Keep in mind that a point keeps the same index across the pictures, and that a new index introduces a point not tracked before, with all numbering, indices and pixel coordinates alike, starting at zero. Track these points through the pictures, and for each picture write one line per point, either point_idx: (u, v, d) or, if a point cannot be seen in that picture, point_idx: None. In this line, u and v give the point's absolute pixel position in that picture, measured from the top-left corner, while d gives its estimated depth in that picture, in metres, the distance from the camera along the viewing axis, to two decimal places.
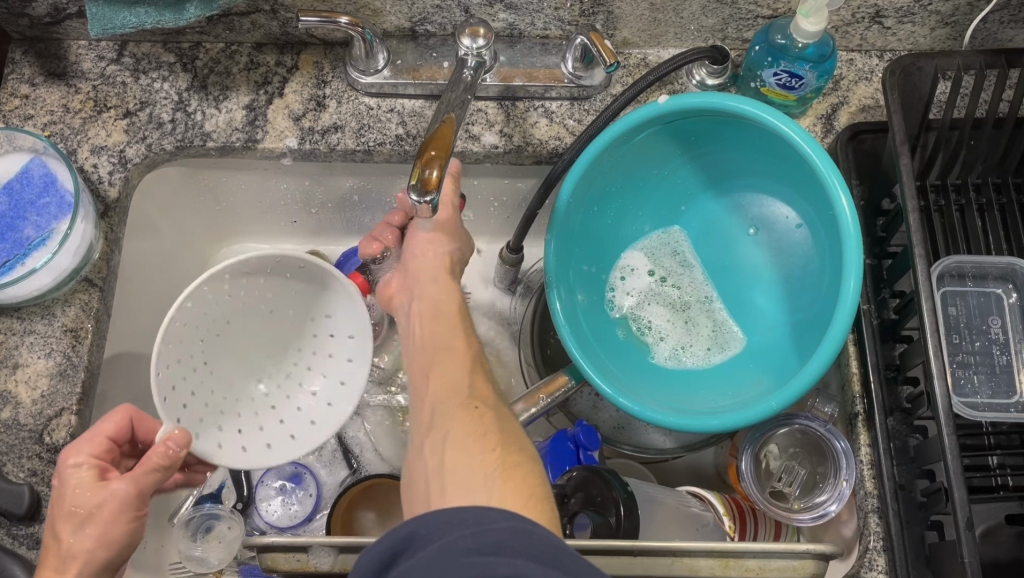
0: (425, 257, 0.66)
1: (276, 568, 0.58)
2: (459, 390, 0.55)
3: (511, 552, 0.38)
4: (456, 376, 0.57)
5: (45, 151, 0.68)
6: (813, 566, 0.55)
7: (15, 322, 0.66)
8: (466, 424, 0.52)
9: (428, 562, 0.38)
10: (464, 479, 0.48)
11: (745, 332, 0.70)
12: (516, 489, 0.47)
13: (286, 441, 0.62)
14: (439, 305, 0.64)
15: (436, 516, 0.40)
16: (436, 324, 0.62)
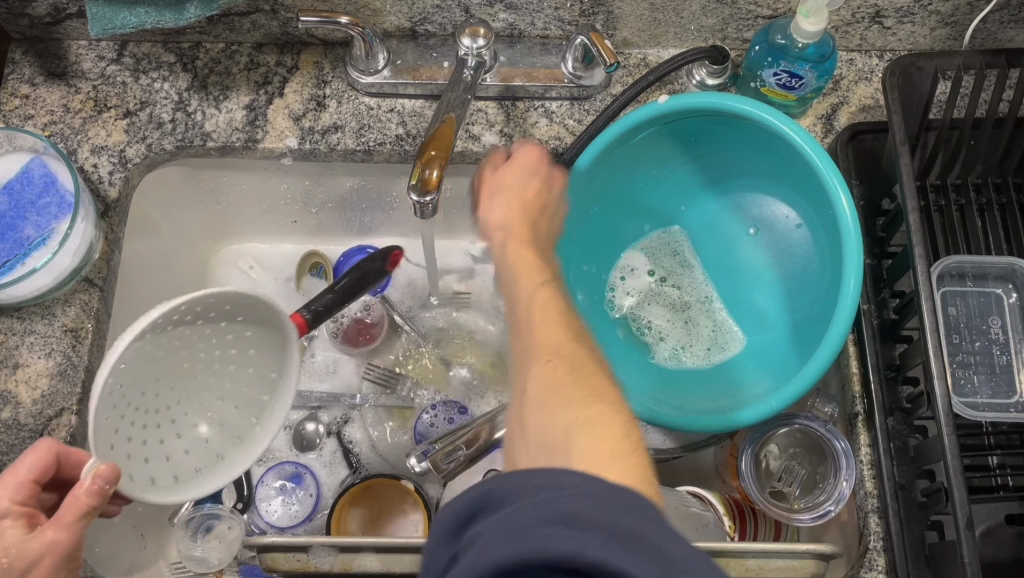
0: (490, 201, 0.60)
1: (276, 568, 0.58)
2: (554, 328, 0.50)
3: (584, 524, 0.33)
4: (552, 313, 0.51)
5: (45, 151, 0.68)
6: (812, 566, 0.55)
7: (16, 322, 0.66)
8: (545, 377, 0.46)
9: (494, 525, 0.34)
10: (545, 427, 0.44)
11: (745, 332, 0.70)
12: (606, 439, 0.42)
13: (168, 482, 0.53)
14: (512, 242, 0.58)
15: (514, 477, 0.36)
16: (509, 253, 0.57)
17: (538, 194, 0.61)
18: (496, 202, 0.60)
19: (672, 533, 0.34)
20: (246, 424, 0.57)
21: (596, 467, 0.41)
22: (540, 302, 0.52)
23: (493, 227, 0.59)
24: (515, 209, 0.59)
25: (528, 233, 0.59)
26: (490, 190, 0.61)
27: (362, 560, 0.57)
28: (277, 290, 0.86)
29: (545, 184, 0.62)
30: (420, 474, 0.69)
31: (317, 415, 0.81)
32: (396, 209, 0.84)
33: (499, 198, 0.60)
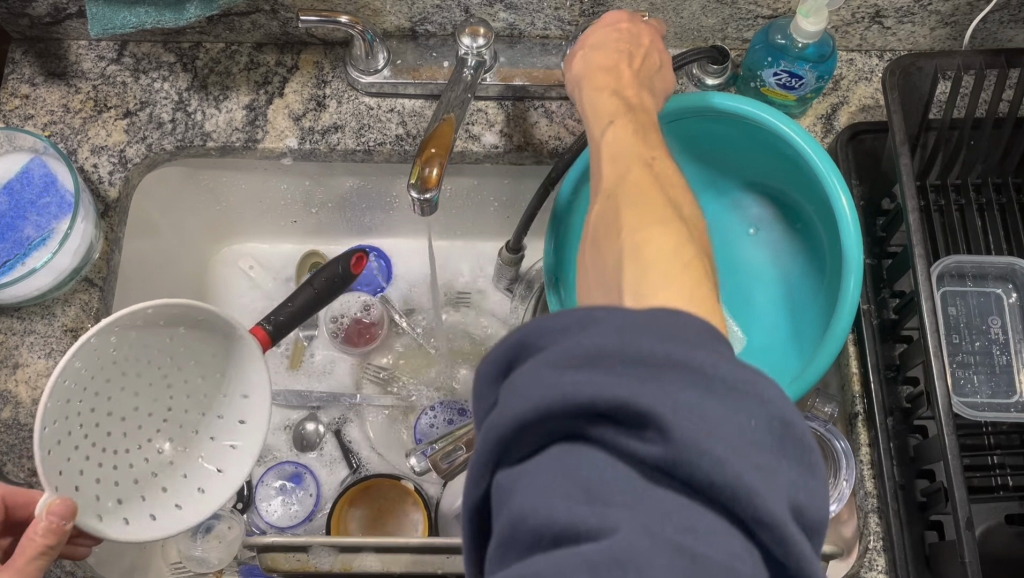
0: (583, 63, 0.58)
1: (275, 568, 0.58)
2: (627, 168, 0.47)
3: (616, 362, 0.30)
4: (626, 167, 0.46)
5: (45, 151, 0.68)
6: None
7: (15, 322, 0.66)
8: (604, 208, 0.45)
9: (526, 375, 0.31)
10: (602, 251, 0.43)
11: (746, 333, 0.69)
12: (656, 254, 0.40)
13: (116, 521, 0.53)
14: (606, 90, 0.55)
15: (549, 321, 0.33)
16: (596, 86, 0.55)
17: (624, 57, 0.57)
18: (595, 54, 0.58)
19: (714, 350, 0.31)
20: (189, 457, 0.59)
21: (661, 293, 0.38)
22: (653, 156, 0.48)
23: (584, 73, 0.57)
24: (613, 78, 0.56)
25: (631, 80, 0.55)
26: (586, 50, 0.59)
27: (362, 560, 0.58)
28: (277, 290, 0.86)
29: (635, 64, 0.57)
30: (420, 473, 0.70)
31: (317, 415, 0.81)
32: (396, 209, 0.84)
33: (598, 56, 0.57)
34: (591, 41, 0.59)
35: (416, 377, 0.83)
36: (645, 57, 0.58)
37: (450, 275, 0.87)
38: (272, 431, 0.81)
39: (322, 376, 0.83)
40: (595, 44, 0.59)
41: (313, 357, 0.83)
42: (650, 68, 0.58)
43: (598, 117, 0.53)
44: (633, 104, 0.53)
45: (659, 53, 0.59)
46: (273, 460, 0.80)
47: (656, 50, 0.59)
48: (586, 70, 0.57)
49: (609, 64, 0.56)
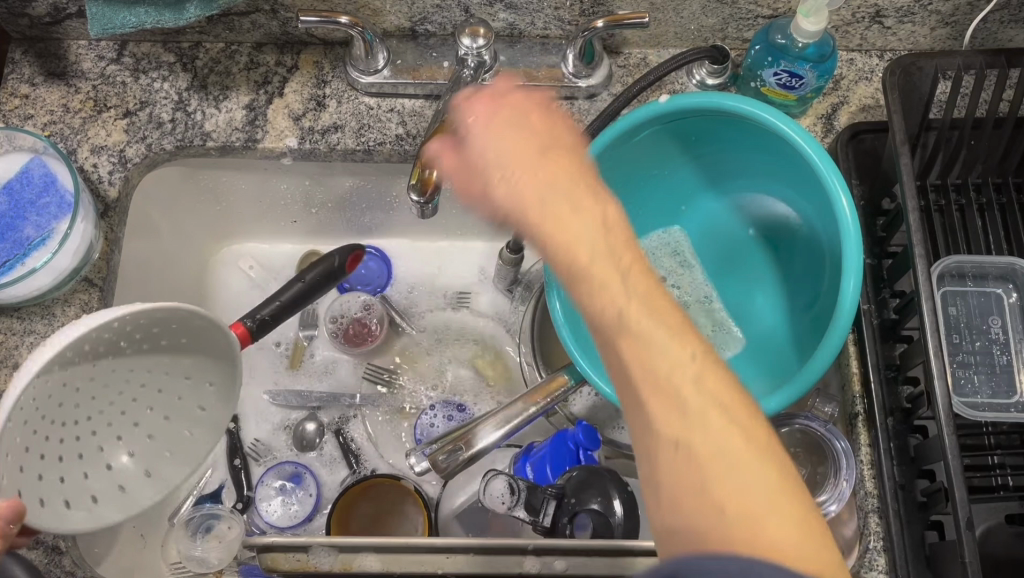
0: (488, 133, 0.47)
1: (276, 568, 0.58)
2: (653, 361, 0.40)
3: None
4: (658, 359, 0.40)
5: (45, 151, 0.68)
6: None
7: (15, 322, 0.66)
8: (671, 466, 0.39)
9: None
10: (683, 499, 0.39)
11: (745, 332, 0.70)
12: (770, 528, 0.37)
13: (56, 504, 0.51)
14: (533, 203, 0.44)
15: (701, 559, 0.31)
16: (533, 217, 0.44)
17: (540, 155, 0.46)
18: (504, 167, 0.46)
19: None
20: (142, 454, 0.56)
21: (782, 550, 0.36)
22: (619, 294, 0.41)
23: (516, 206, 0.45)
24: (541, 194, 0.44)
25: (568, 185, 0.44)
26: (487, 126, 0.47)
27: (363, 560, 0.57)
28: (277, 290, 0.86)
29: (545, 136, 0.47)
30: (420, 474, 0.68)
31: (317, 415, 0.81)
32: (396, 209, 0.84)
33: (527, 166, 0.45)
34: (488, 147, 0.47)
35: (416, 376, 0.83)
36: (555, 144, 0.47)
37: (451, 275, 0.87)
38: (273, 431, 0.81)
39: (322, 376, 0.83)
40: (469, 161, 0.48)
41: (313, 357, 0.83)
42: (571, 157, 0.46)
43: (562, 271, 0.43)
44: (580, 215, 0.43)
45: (558, 136, 0.47)
46: (273, 460, 0.80)
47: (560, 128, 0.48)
48: (501, 172, 0.46)
49: (552, 179, 0.44)
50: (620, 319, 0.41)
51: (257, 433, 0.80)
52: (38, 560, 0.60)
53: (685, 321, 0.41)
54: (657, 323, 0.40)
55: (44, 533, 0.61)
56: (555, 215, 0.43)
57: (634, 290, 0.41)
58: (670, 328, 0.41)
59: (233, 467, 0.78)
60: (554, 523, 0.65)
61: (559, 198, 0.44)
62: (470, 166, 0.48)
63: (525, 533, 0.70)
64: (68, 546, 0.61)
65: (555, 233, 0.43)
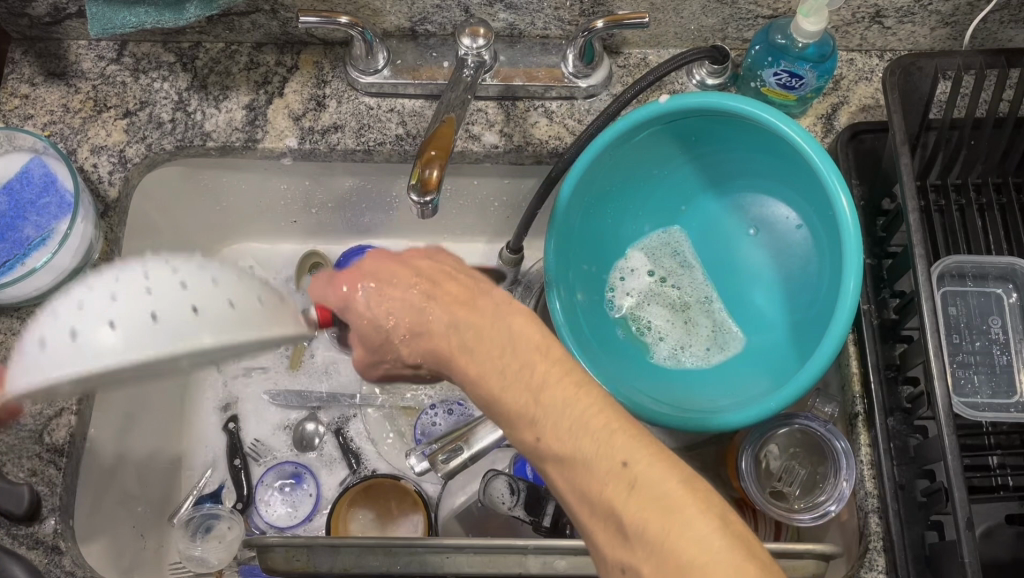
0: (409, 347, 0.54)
1: (275, 570, 0.58)
2: (588, 472, 0.44)
3: None
4: (592, 466, 0.44)
5: (45, 151, 0.68)
6: (813, 566, 0.55)
7: (15, 322, 0.66)
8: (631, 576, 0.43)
9: None
10: None
11: (745, 333, 0.70)
12: None
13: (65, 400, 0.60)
14: (480, 379, 0.49)
15: None
16: (467, 363, 0.50)
17: (424, 284, 0.54)
18: (449, 328, 0.51)
19: None
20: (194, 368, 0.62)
21: None
22: (543, 418, 0.46)
23: (446, 353, 0.52)
24: (478, 331, 0.50)
25: (478, 331, 0.50)
26: (371, 298, 0.55)
27: (362, 561, 0.57)
28: (277, 290, 0.85)
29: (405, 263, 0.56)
30: (419, 475, 0.68)
31: (317, 415, 0.81)
32: (396, 209, 0.84)
33: (449, 338, 0.51)
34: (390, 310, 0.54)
35: None
36: (445, 281, 0.54)
37: None
38: (272, 431, 0.81)
39: (321, 376, 0.83)
40: (358, 310, 0.55)
41: (313, 357, 0.83)
42: (467, 280, 0.54)
43: (503, 420, 0.49)
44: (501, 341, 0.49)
45: (408, 282, 0.55)
46: (273, 461, 0.80)
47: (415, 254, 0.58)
48: (417, 336, 0.53)
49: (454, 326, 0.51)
50: (540, 442, 0.47)
51: (257, 433, 0.80)
52: (38, 560, 0.60)
53: (615, 423, 0.45)
54: (575, 413, 0.46)
55: (44, 533, 0.61)
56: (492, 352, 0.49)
57: (561, 383, 0.47)
58: (589, 415, 0.45)
59: (233, 467, 0.78)
60: (554, 523, 0.68)
61: (492, 338, 0.50)
62: (420, 334, 0.53)
63: (525, 532, 0.69)
64: (68, 547, 0.61)
65: (505, 393, 0.48)
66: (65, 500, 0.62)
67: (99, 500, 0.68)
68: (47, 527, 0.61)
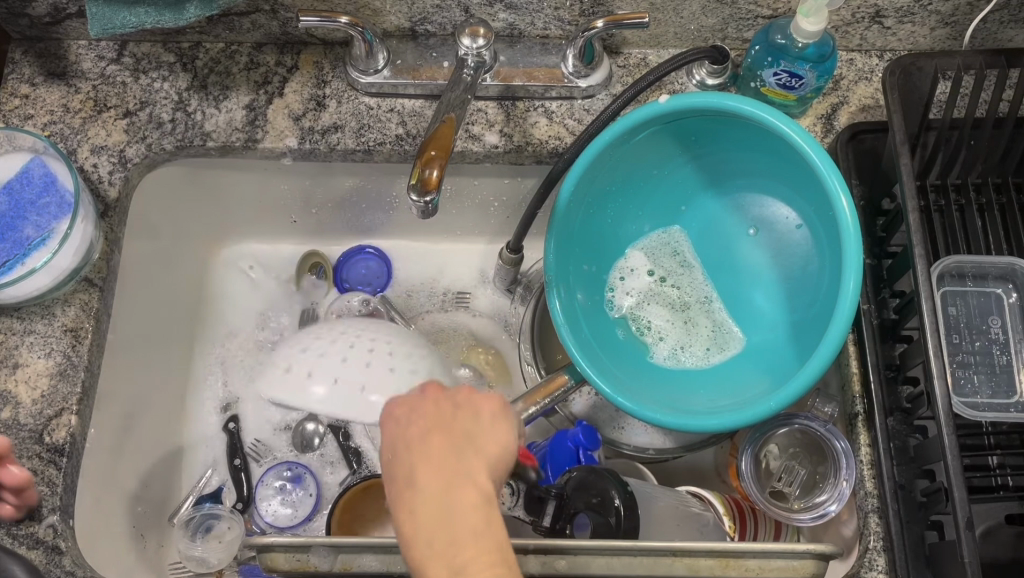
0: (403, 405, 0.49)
1: (275, 569, 0.55)
2: (442, 499, 0.44)
3: None
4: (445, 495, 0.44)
5: (45, 151, 0.68)
6: (813, 566, 0.53)
7: (16, 322, 0.66)
8: None
9: None
10: None
11: (745, 333, 0.70)
12: None
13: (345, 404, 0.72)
14: (416, 546, 0.43)
15: None
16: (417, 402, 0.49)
17: (442, 435, 0.47)
18: (419, 482, 0.45)
19: None
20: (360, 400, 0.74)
21: None
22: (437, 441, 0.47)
23: (403, 468, 0.46)
24: (455, 498, 0.44)
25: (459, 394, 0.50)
26: (400, 428, 0.48)
27: (364, 561, 0.55)
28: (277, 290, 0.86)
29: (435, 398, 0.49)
30: None
31: (317, 415, 0.81)
32: (396, 208, 0.84)
33: (418, 478, 0.45)
34: (396, 438, 0.48)
35: None
36: (460, 440, 0.47)
37: (451, 276, 0.88)
38: (272, 431, 0.81)
39: None
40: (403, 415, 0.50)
41: None
42: (483, 449, 0.47)
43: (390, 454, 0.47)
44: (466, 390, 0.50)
45: (441, 473, 0.45)
46: (273, 460, 0.80)
47: (457, 397, 0.50)
48: (391, 459, 0.47)
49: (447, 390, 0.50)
50: None
51: (258, 433, 0.80)
52: (38, 560, 0.60)
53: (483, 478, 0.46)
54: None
55: (44, 533, 0.61)
56: (450, 531, 0.43)
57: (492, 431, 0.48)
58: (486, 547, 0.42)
59: (233, 467, 0.78)
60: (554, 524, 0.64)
61: (456, 522, 0.43)
62: (393, 465, 0.47)
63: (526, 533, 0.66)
64: (68, 546, 0.61)
65: (400, 445, 0.47)
66: (65, 500, 0.62)
67: (99, 500, 0.68)
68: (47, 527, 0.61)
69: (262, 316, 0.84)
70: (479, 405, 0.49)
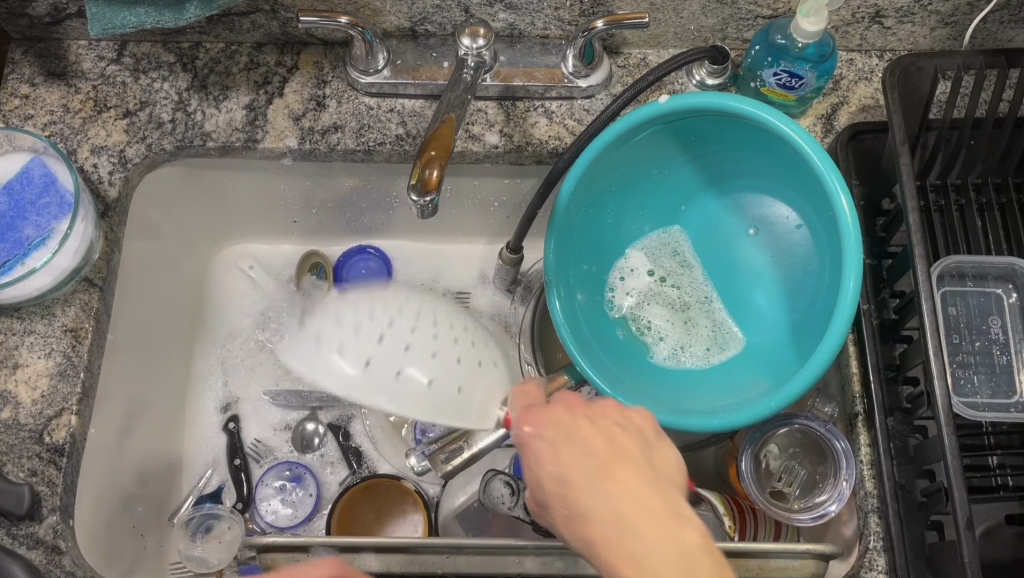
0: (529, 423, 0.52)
1: (277, 569, 0.55)
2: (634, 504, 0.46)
3: None
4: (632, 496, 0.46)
5: (45, 151, 0.68)
6: (813, 566, 0.54)
7: (15, 322, 0.66)
8: None
9: None
10: None
11: (745, 332, 0.70)
12: None
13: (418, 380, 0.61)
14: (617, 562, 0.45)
15: None
16: (559, 420, 0.51)
17: (606, 447, 0.49)
18: (599, 502, 0.47)
19: None
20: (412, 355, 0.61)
21: None
22: (603, 450, 0.49)
23: (575, 483, 0.48)
24: (631, 500, 0.46)
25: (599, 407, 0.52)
26: (552, 451, 0.49)
27: (363, 560, 0.55)
28: (277, 290, 0.86)
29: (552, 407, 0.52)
30: (419, 474, 0.69)
31: (317, 415, 0.81)
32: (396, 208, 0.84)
33: (593, 492, 0.47)
34: (553, 456, 0.49)
35: None
36: (622, 446, 0.49)
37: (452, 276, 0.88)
38: (273, 431, 0.81)
39: None
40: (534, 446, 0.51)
41: None
42: (643, 447, 0.50)
43: (560, 482, 0.49)
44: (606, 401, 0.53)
45: (639, 473, 0.48)
46: (273, 461, 0.80)
47: (606, 412, 0.51)
48: (560, 484, 0.49)
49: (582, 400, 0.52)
50: None
51: (258, 433, 0.80)
52: (38, 560, 0.60)
53: (654, 470, 0.48)
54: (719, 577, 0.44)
55: (44, 533, 0.61)
56: (647, 530, 0.45)
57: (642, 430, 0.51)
58: (685, 535, 0.45)
59: (233, 467, 0.78)
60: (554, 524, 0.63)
61: (653, 519, 0.46)
62: (566, 488, 0.48)
63: (526, 532, 0.68)
64: (68, 547, 0.61)
65: (567, 464, 0.49)
66: (65, 500, 0.62)
67: (99, 500, 0.68)
68: (47, 527, 0.61)
69: (262, 317, 0.85)
70: (629, 419, 0.52)
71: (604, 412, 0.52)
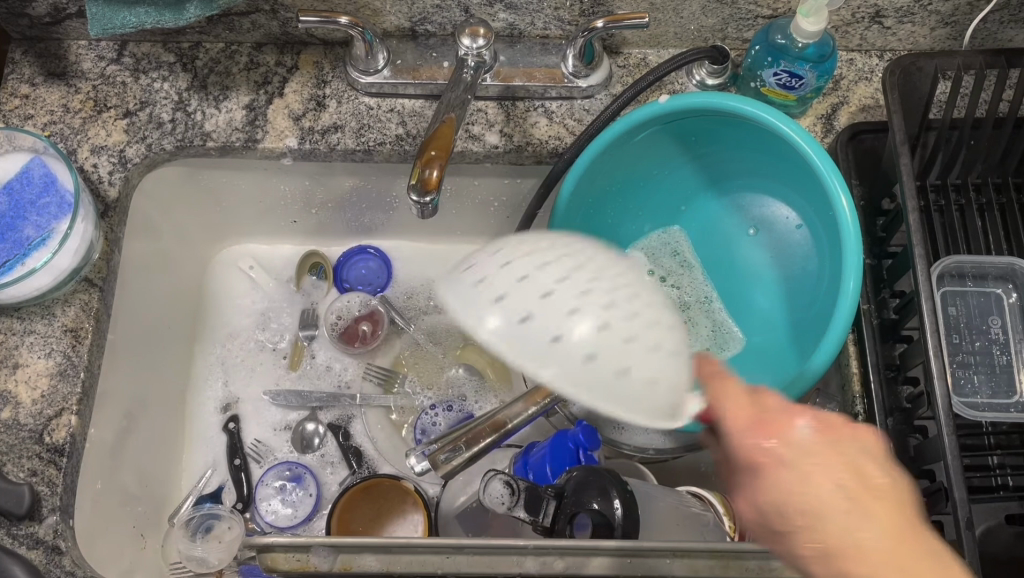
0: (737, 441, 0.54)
1: (275, 570, 0.54)
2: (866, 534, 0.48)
3: None
4: (857, 520, 0.49)
5: (45, 151, 0.68)
6: None
7: (15, 322, 0.66)
8: None
9: None
10: None
11: (745, 333, 0.70)
12: None
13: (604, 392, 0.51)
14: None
15: None
16: (759, 449, 0.53)
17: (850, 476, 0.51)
18: (847, 533, 0.49)
19: None
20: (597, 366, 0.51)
21: None
22: (812, 485, 0.51)
23: (814, 513, 0.51)
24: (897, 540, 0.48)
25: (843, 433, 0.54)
26: (793, 477, 0.52)
27: (363, 561, 0.53)
28: (277, 290, 0.86)
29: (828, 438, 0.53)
30: (420, 474, 0.69)
31: (317, 415, 0.81)
32: (396, 209, 0.84)
33: (843, 521, 0.49)
34: (778, 484, 0.52)
35: (417, 377, 0.83)
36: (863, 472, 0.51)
37: None
38: (273, 431, 0.81)
39: (322, 376, 0.83)
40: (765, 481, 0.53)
41: (314, 357, 0.83)
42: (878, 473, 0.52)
43: (806, 509, 0.51)
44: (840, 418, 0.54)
45: (839, 505, 0.50)
46: (273, 461, 0.80)
47: (850, 436, 0.53)
48: (803, 511, 0.51)
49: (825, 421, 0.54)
50: None
51: (258, 433, 0.80)
52: (38, 560, 0.60)
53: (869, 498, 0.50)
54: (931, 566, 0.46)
55: (44, 533, 0.61)
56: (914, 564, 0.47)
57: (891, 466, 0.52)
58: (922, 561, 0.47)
59: (233, 467, 0.78)
60: (554, 523, 0.62)
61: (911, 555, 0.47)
62: (808, 513, 0.51)
63: (526, 532, 0.68)
64: (68, 547, 0.61)
65: (784, 497, 0.52)
66: (65, 500, 0.62)
67: (99, 500, 0.68)
68: (47, 527, 0.61)
69: (262, 317, 0.85)
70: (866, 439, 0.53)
71: (787, 422, 0.54)
